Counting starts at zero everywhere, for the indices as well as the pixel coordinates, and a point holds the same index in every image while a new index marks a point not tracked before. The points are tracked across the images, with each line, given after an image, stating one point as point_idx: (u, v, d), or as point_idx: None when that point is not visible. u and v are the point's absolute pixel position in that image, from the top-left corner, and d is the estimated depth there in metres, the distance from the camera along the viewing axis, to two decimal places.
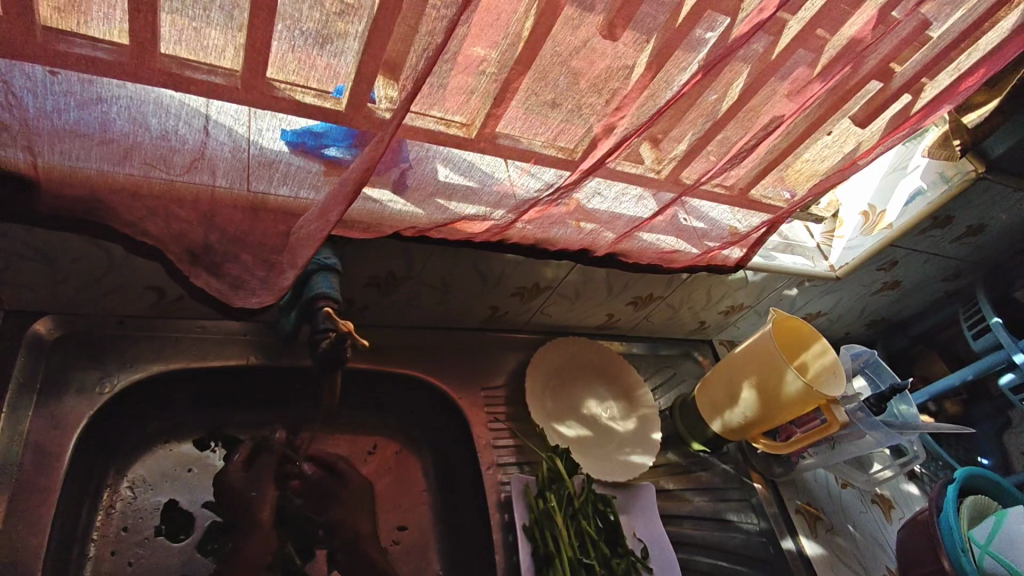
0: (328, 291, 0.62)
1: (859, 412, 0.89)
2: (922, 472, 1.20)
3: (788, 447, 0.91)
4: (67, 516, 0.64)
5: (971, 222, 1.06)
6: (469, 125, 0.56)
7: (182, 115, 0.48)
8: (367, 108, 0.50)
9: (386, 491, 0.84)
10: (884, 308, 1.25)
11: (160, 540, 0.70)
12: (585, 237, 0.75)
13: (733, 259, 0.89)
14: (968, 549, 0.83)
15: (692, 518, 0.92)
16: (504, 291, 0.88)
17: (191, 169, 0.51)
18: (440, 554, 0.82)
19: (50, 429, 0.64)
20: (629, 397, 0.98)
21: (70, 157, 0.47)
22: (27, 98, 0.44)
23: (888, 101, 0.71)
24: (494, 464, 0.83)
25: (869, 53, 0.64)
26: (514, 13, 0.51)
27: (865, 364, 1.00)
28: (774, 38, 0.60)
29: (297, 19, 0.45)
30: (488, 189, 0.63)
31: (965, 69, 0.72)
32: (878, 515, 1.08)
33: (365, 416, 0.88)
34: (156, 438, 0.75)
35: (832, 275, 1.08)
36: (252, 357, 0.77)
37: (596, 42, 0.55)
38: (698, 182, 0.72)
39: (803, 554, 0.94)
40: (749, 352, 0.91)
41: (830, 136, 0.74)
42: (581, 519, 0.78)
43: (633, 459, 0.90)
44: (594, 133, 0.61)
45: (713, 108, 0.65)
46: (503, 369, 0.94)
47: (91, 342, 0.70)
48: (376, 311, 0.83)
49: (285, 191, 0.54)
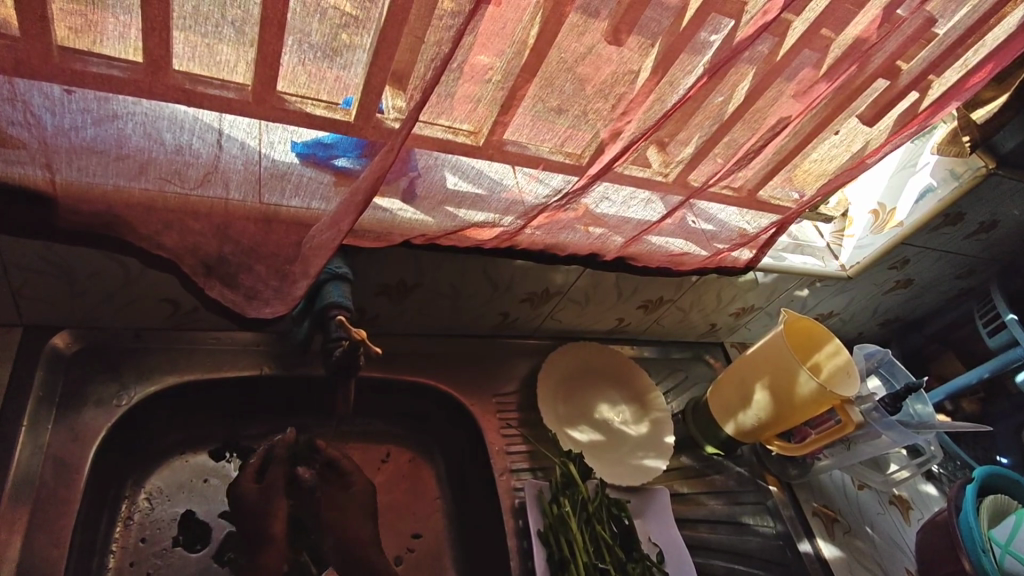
0: (340, 300, 0.63)
1: (874, 413, 0.89)
2: (939, 472, 1.19)
3: (803, 449, 0.91)
4: (88, 526, 0.65)
5: (983, 218, 1.05)
6: (477, 133, 0.57)
7: (196, 130, 0.49)
8: (376, 119, 0.51)
9: (401, 498, 0.84)
10: (896, 307, 1.24)
11: (177, 550, 0.71)
12: (594, 242, 0.76)
13: (743, 260, 0.89)
14: (989, 549, 0.82)
15: (708, 522, 0.92)
16: (514, 296, 0.88)
17: (205, 183, 0.52)
18: (454, 560, 0.82)
19: (70, 442, 0.65)
20: (641, 400, 0.98)
21: (87, 173, 0.49)
22: (45, 117, 0.45)
23: (897, 98, 0.71)
24: (507, 470, 0.83)
25: (875, 51, 0.64)
26: (519, 21, 0.51)
27: (879, 363, 0.99)
28: (779, 39, 0.60)
29: (306, 33, 0.46)
30: (497, 196, 0.64)
31: (973, 65, 0.71)
32: (896, 516, 1.07)
33: (378, 423, 0.88)
34: (172, 449, 0.76)
35: (843, 275, 1.08)
36: (265, 367, 0.78)
37: (601, 48, 0.55)
38: (705, 184, 0.72)
39: (821, 557, 0.93)
40: (762, 352, 0.90)
41: (837, 136, 0.74)
42: (596, 524, 0.78)
43: (646, 462, 0.90)
44: (601, 138, 0.61)
45: (720, 110, 0.65)
46: (515, 375, 0.94)
47: (109, 355, 0.71)
48: (388, 320, 0.84)
49: (296, 203, 0.55)
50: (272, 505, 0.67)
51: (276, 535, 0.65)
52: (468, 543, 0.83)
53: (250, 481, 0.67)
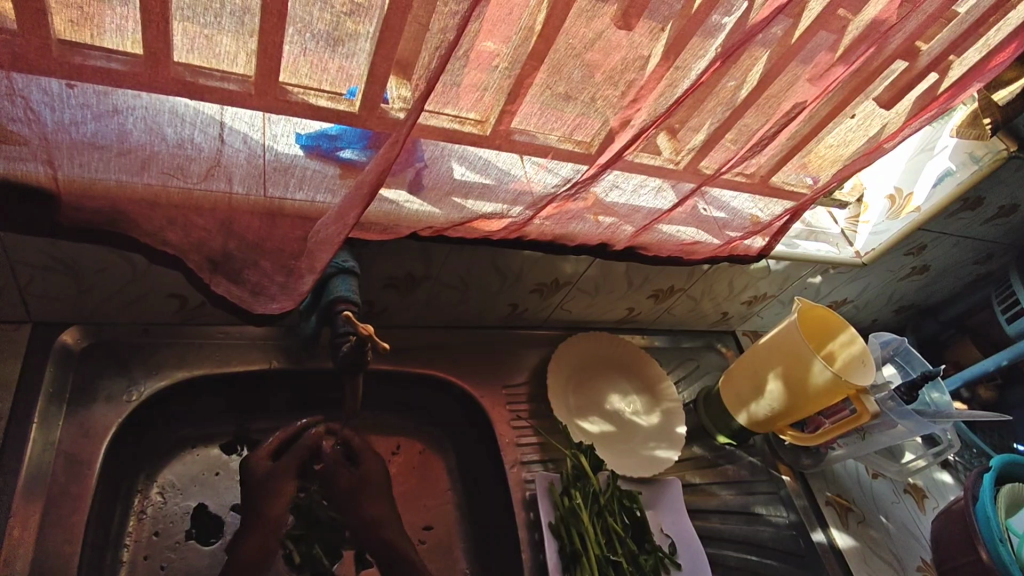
0: (347, 294, 0.62)
1: (889, 401, 0.88)
2: (956, 460, 1.16)
3: (817, 439, 0.90)
4: (102, 520, 0.66)
5: (1003, 202, 1.03)
6: (484, 122, 0.56)
7: (198, 123, 0.48)
8: (381, 109, 0.50)
9: (411, 489, 0.84)
10: (912, 294, 1.22)
11: (190, 544, 0.71)
12: (604, 232, 0.75)
13: (756, 248, 0.88)
14: (1007, 539, 0.81)
15: (719, 513, 0.91)
16: (523, 287, 0.87)
17: (208, 177, 0.51)
18: (465, 552, 0.82)
19: (81, 438, 0.65)
20: (651, 391, 0.97)
21: (89, 169, 0.48)
22: (45, 113, 0.44)
23: (915, 81, 0.69)
24: (517, 463, 0.83)
25: (894, 32, 0.62)
26: (526, 7, 0.49)
27: (896, 351, 0.97)
28: (794, 21, 0.58)
29: (308, 22, 0.44)
30: (505, 186, 0.63)
31: (995, 44, 0.69)
32: (911, 505, 1.06)
33: (390, 415, 0.88)
34: (183, 444, 0.76)
35: (858, 262, 1.05)
36: (274, 361, 0.77)
37: (610, 33, 0.53)
38: (718, 171, 0.71)
39: (834, 546, 0.93)
40: (774, 342, 0.89)
41: (854, 119, 0.72)
42: (608, 517, 0.78)
43: (657, 453, 0.90)
44: (611, 125, 0.60)
45: (732, 95, 0.63)
46: (525, 367, 0.93)
47: (115, 350, 0.71)
48: (397, 311, 0.83)
49: (301, 196, 0.54)
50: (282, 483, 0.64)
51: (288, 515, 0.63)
52: (479, 536, 0.83)
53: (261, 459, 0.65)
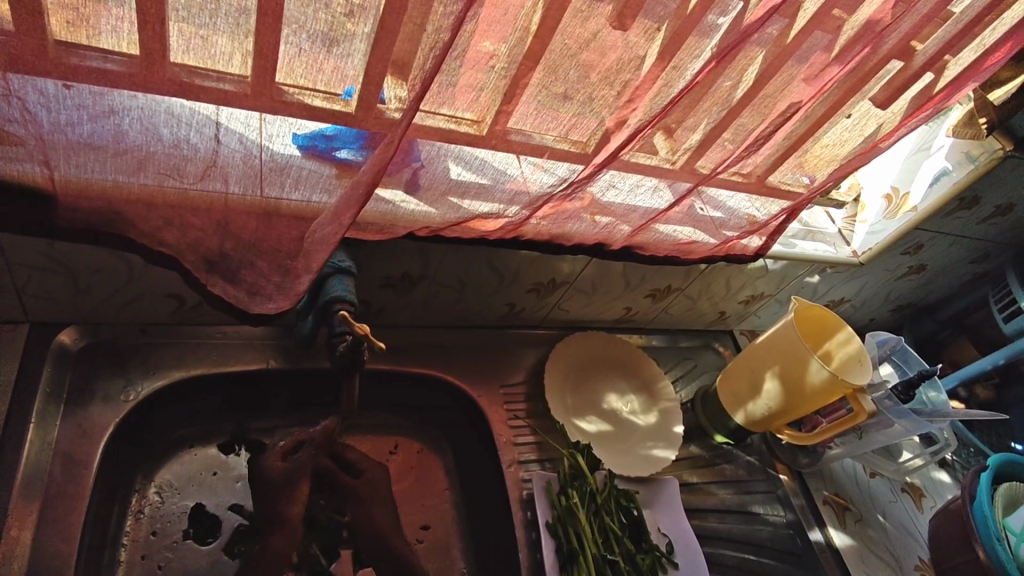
0: (344, 294, 0.62)
1: (886, 401, 0.89)
2: (954, 459, 1.17)
3: (814, 439, 0.90)
4: (100, 519, 0.66)
5: (999, 201, 1.03)
6: (480, 122, 0.56)
7: (194, 123, 0.48)
8: (377, 109, 0.50)
9: (409, 488, 0.85)
10: (909, 293, 1.23)
11: (188, 543, 0.71)
12: (601, 231, 0.75)
13: (753, 247, 0.88)
14: (1003, 538, 0.81)
15: (717, 512, 0.91)
16: (520, 287, 0.87)
17: (204, 178, 0.51)
18: (462, 552, 0.82)
19: (79, 438, 0.65)
20: (649, 390, 0.97)
21: (85, 170, 0.48)
22: (41, 113, 0.44)
23: (910, 80, 0.69)
24: (516, 462, 0.83)
25: (890, 31, 0.62)
26: (522, 7, 0.49)
27: (892, 351, 0.98)
28: (789, 21, 0.58)
29: (303, 23, 0.45)
30: (501, 186, 0.63)
31: (990, 44, 0.69)
32: (909, 504, 1.06)
33: (388, 415, 0.88)
34: (181, 444, 0.76)
35: (855, 262, 1.05)
36: (272, 361, 0.78)
37: (606, 33, 0.53)
38: (714, 171, 0.71)
39: (832, 545, 0.93)
40: (771, 342, 0.89)
41: (850, 118, 0.72)
42: (605, 516, 0.78)
43: (654, 453, 0.90)
44: (607, 125, 0.60)
45: (727, 95, 0.63)
46: (522, 367, 0.93)
47: (113, 350, 0.71)
48: (394, 311, 0.83)
49: (297, 196, 0.54)
50: (292, 488, 0.63)
51: (293, 519, 0.62)
52: (476, 535, 0.83)
53: (277, 459, 0.64)
